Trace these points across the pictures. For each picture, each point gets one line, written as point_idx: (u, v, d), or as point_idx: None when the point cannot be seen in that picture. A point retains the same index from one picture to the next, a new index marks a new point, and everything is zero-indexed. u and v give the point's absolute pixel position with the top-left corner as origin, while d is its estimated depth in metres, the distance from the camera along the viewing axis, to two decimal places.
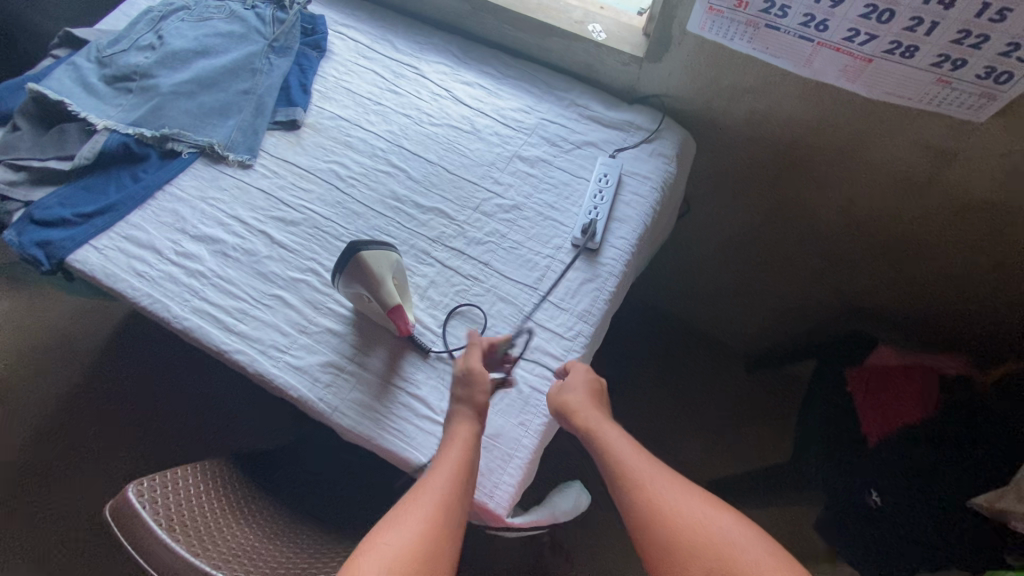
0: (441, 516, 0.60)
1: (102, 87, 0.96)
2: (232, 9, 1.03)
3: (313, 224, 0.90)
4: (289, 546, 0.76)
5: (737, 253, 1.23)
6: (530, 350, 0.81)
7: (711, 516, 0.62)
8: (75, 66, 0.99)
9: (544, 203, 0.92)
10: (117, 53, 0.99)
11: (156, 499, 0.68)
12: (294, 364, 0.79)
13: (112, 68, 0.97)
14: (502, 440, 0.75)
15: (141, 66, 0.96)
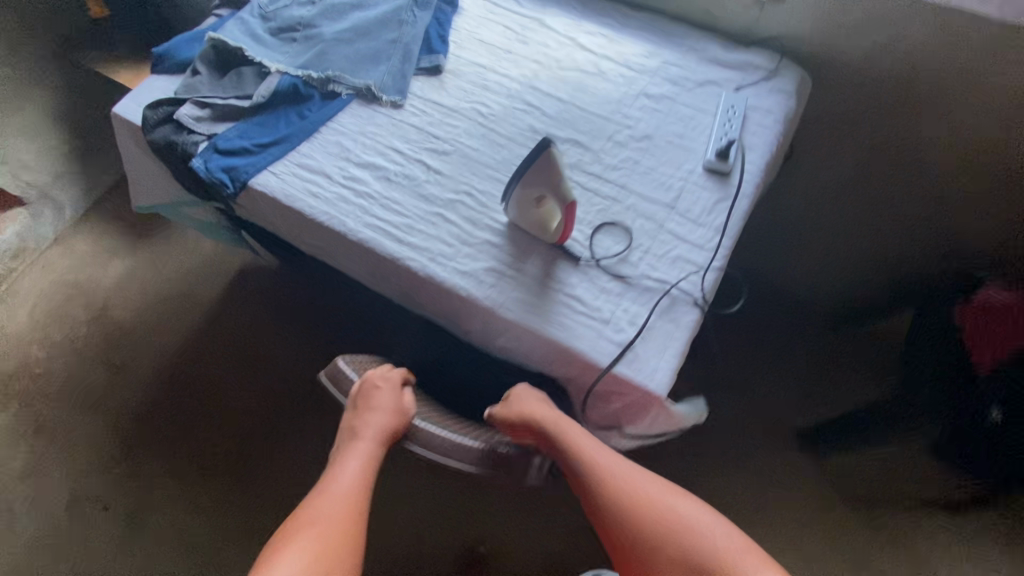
0: (347, 534, 0.79)
1: (269, 37, 1.08)
2: None
3: (462, 154, 0.99)
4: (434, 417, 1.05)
5: None
6: (673, 259, 0.87)
7: (657, 490, 0.84)
8: (242, 21, 1.10)
9: (673, 133, 0.99)
10: (280, 8, 1.10)
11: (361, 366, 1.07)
12: (460, 270, 0.88)
13: (276, 21, 1.09)
14: (656, 334, 0.81)
15: (305, 18, 1.08)
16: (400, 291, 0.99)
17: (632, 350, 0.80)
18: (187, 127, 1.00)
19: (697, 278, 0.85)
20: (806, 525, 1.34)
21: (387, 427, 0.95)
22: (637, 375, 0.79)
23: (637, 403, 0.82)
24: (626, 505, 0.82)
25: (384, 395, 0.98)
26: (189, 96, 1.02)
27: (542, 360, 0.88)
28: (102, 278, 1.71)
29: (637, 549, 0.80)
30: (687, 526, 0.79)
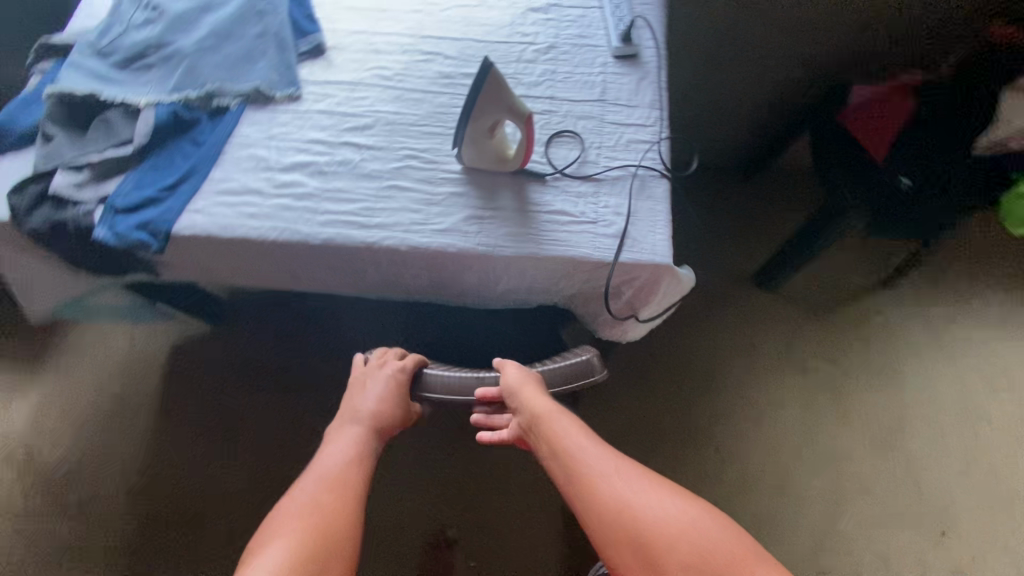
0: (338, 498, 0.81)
1: (118, 72, 0.95)
2: None
3: (386, 122, 0.95)
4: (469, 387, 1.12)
5: None
6: (627, 144, 0.91)
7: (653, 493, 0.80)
8: (76, 64, 0.96)
9: (574, 35, 1.01)
10: (116, 38, 0.98)
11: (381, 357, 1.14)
12: (439, 229, 0.85)
13: (119, 53, 0.96)
14: (641, 213, 0.86)
15: (153, 39, 0.97)
16: (381, 279, 0.95)
17: (628, 235, 0.84)
18: (70, 198, 0.87)
19: (653, 152, 0.90)
20: (791, 348, 1.54)
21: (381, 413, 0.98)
22: (642, 254, 0.83)
23: (648, 281, 0.87)
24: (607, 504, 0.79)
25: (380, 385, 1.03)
26: (58, 164, 0.88)
27: (550, 281, 0.90)
28: (9, 426, 1.46)
29: (624, 550, 0.76)
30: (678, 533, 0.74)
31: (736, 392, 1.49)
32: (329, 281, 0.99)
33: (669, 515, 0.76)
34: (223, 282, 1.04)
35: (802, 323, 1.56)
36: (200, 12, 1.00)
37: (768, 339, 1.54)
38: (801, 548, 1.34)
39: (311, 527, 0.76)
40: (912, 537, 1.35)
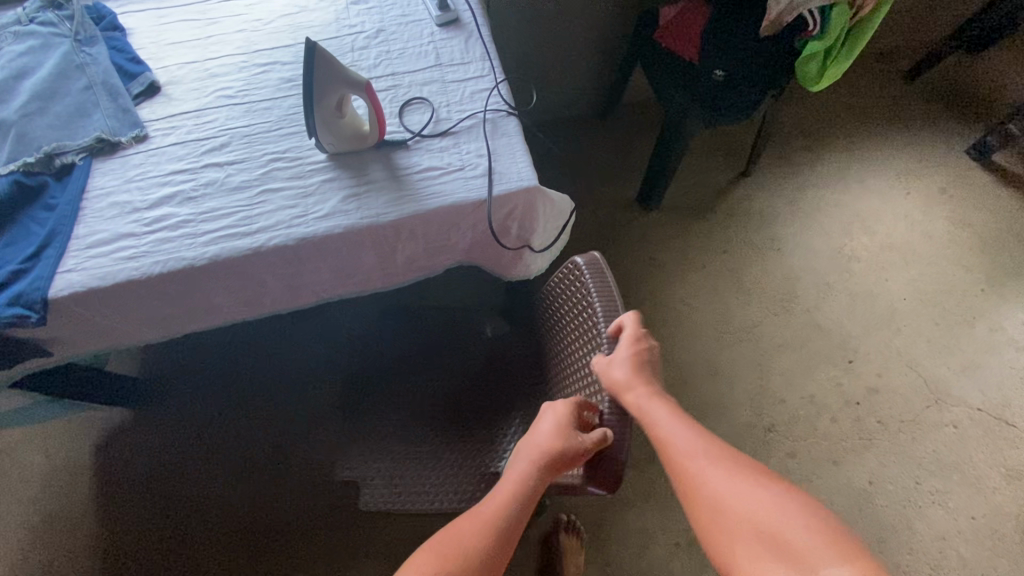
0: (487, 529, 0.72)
1: None
2: (14, 31, 1.01)
3: (241, 136, 0.97)
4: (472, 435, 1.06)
5: (540, 15, 1.53)
6: (471, 95, 0.99)
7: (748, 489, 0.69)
8: None
9: (398, 16, 1.08)
10: None
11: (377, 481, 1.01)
12: (321, 215, 0.89)
13: None
14: (499, 149, 0.94)
15: None
16: (284, 284, 0.98)
17: (493, 169, 0.92)
18: None
19: (496, 96, 0.98)
20: (686, 252, 1.72)
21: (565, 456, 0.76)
22: (509, 182, 0.91)
23: (526, 206, 0.95)
24: (684, 490, 0.73)
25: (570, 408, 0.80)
26: None
27: (440, 235, 0.96)
28: None
29: (721, 545, 0.67)
30: (769, 522, 0.65)
31: (653, 303, 1.64)
32: (235, 304, 1.00)
33: (760, 511, 0.66)
34: (125, 340, 1.01)
35: (689, 228, 1.75)
36: (15, 80, 0.96)
37: (665, 249, 1.72)
38: (745, 414, 1.51)
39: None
40: (827, 373, 1.56)
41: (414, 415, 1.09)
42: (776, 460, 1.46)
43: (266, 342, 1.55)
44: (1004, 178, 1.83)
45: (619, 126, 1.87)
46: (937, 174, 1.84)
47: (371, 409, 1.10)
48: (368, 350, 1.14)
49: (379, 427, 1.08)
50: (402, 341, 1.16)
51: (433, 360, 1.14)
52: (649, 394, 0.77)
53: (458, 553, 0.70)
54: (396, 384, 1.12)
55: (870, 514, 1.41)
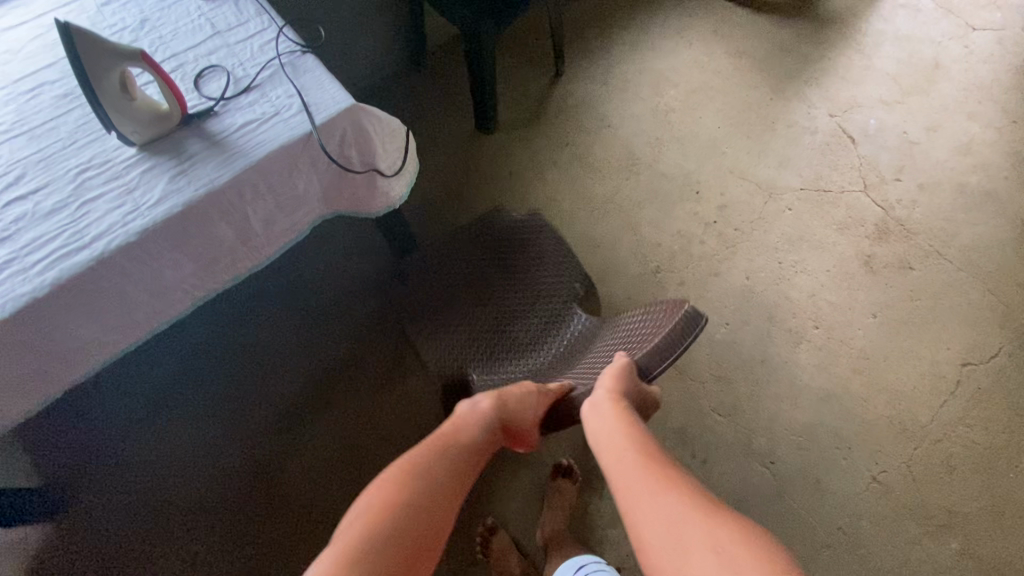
0: (438, 461, 0.92)
1: None
2: None
3: (35, 162, 0.91)
4: (501, 354, 1.31)
5: None
6: (260, 47, 1.00)
7: (699, 517, 0.78)
8: None
9: (157, 2, 1.06)
10: None
11: (425, 309, 1.36)
12: (154, 202, 0.88)
13: None
14: (307, 83, 0.97)
15: None
16: (149, 290, 0.95)
17: (308, 101, 0.95)
18: None
19: (284, 40, 1.01)
20: (536, 155, 1.85)
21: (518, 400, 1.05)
22: (326, 108, 0.94)
23: (354, 128, 0.99)
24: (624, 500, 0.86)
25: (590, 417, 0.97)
26: None
27: (286, 183, 0.98)
28: None
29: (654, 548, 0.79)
30: (691, 531, 0.78)
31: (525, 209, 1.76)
32: (103, 330, 0.95)
33: (684, 519, 0.79)
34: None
35: (531, 133, 1.89)
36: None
37: (517, 159, 1.84)
38: (634, 266, 1.69)
39: (396, 496, 0.83)
40: (684, 207, 1.78)
41: (473, 304, 1.36)
42: (672, 292, 1.66)
43: (169, 389, 1.46)
44: (755, 9, 2.15)
45: (434, 68, 1.96)
46: (707, 21, 2.12)
47: (444, 276, 1.39)
48: (478, 258, 1.41)
49: (440, 290, 1.37)
50: (509, 258, 1.41)
51: (523, 284, 1.37)
52: (620, 417, 0.94)
53: (415, 472, 0.88)
54: (467, 279, 1.39)
55: (756, 301, 1.65)
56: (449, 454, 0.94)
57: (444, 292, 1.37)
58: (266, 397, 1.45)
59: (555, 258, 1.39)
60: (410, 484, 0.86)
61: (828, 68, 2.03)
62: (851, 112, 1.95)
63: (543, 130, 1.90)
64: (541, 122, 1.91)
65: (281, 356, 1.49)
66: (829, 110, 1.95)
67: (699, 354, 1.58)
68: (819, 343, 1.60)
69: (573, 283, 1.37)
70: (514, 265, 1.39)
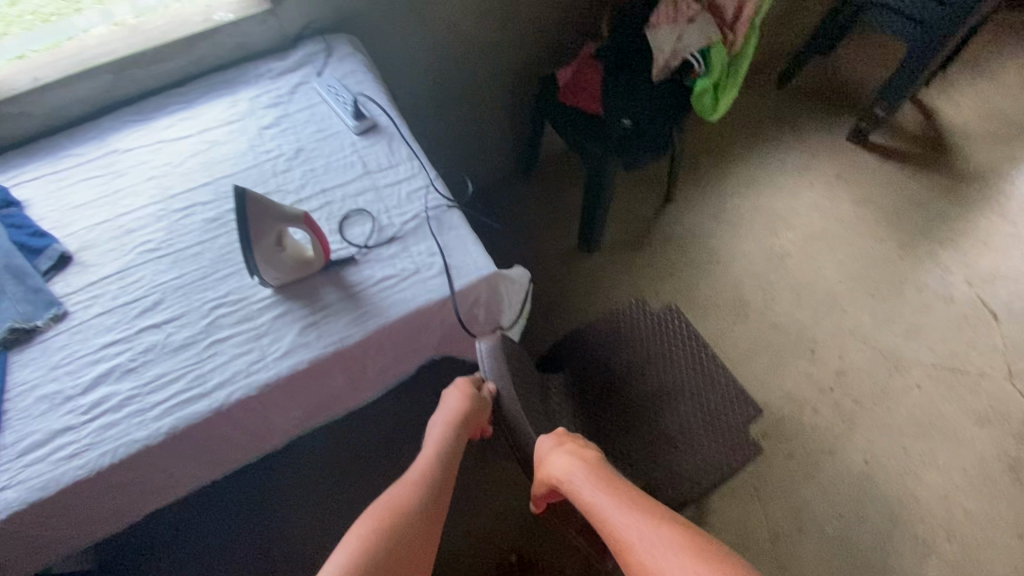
0: (408, 491, 0.88)
1: None
2: None
3: (174, 288, 0.91)
4: (596, 398, 1.17)
5: (446, 96, 1.57)
6: (408, 196, 0.99)
7: (711, 570, 0.70)
8: None
9: (314, 132, 1.08)
10: None
11: (629, 324, 1.25)
12: (281, 353, 0.84)
13: None
14: (450, 244, 0.94)
15: None
16: (253, 433, 0.91)
17: (449, 264, 0.92)
18: None
19: (433, 193, 0.99)
20: (637, 284, 1.77)
21: (476, 409, 1.02)
22: (467, 275, 0.90)
23: (488, 294, 0.94)
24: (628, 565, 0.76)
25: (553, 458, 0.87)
26: None
27: (409, 340, 0.94)
28: None
29: None
30: None
31: None
32: (200, 468, 0.91)
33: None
34: (76, 543, 0.89)
35: (635, 258, 1.82)
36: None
37: (618, 285, 1.76)
38: None
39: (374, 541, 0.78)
40: (796, 365, 1.63)
41: (640, 372, 1.20)
42: (778, 465, 1.48)
43: (234, 486, 1.40)
44: (884, 155, 2.04)
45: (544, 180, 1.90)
46: (831, 162, 2.03)
47: (649, 343, 1.23)
48: (665, 375, 1.21)
49: (643, 339, 1.24)
50: (711, 415, 1.20)
51: (677, 431, 1.16)
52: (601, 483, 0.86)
53: (387, 511, 0.83)
54: (638, 372, 1.20)
55: (875, 492, 1.45)
56: (419, 483, 0.90)
57: (615, 349, 1.21)
58: (328, 513, 1.38)
59: (723, 455, 1.18)
60: (388, 524, 0.81)
61: (966, 230, 1.87)
62: (993, 284, 1.76)
63: (648, 257, 1.82)
64: (646, 249, 1.84)
65: (353, 471, 1.43)
66: (967, 278, 1.77)
67: (805, 548, 1.38)
68: (952, 561, 1.37)
69: (717, 468, 1.17)
70: (708, 423, 1.19)
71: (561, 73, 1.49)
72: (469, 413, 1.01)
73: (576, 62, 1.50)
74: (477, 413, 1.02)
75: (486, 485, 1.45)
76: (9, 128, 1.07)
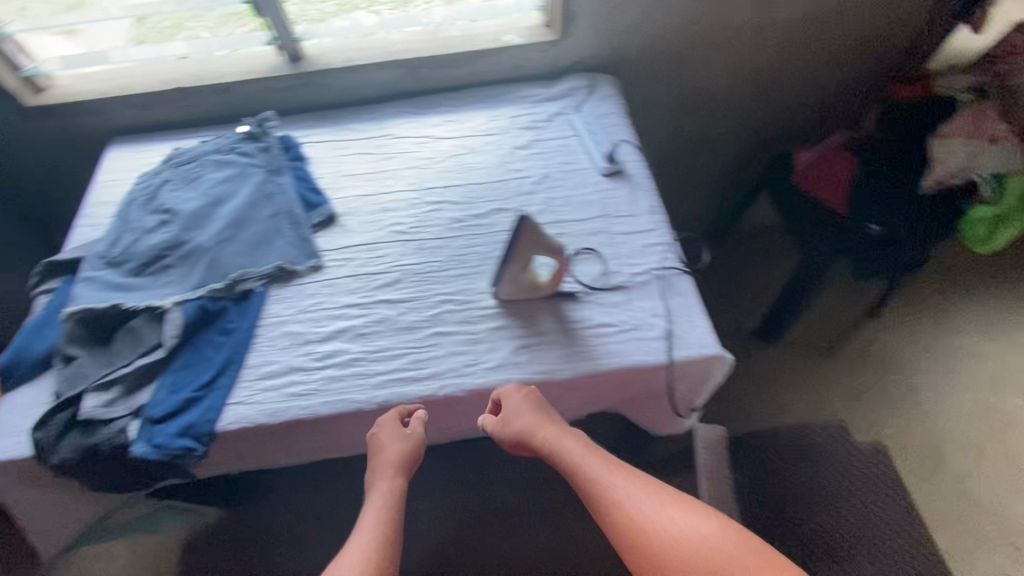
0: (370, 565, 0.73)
1: (135, 279, 0.95)
2: (216, 158, 1.07)
3: (411, 273, 0.99)
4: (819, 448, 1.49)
5: (673, 150, 1.53)
6: (642, 248, 0.98)
7: (707, 523, 0.70)
8: (89, 280, 0.95)
9: (561, 163, 1.13)
10: (129, 245, 0.98)
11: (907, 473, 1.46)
12: (492, 366, 0.87)
13: (134, 259, 0.96)
14: (678, 310, 0.91)
15: (168, 240, 0.97)
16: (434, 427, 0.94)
17: (674, 331, 0.88)
18: (99, 420, 0.83)
19: (668, 254, 0.97)
20: (814, 394, 1.57)
21: (404, 455, 0.83)
22: (692, 349, 0.86)
23: (703, 372, 0.89)
24: (616, 519, 0.74)
25: (513, 412, 0.83)
26: (85, 387, 0.84)
27: (605, 392, 0.92)
28: None
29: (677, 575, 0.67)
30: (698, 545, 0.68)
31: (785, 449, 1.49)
32: None
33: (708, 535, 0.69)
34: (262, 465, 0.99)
35: (815, 367, 1.61)
36: (211, 207, 1.01)
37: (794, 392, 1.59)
38: None
39: None
40: (997, 562, 1.33)
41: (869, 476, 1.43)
42: None
43: None
44: None
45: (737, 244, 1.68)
46: None
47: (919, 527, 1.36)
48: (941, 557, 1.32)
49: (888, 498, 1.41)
50: None
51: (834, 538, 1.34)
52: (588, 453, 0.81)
53: None
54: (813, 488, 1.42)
55: None
56: (373, 554, 0.74)
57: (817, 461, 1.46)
58: None
59: None
60: None
61: None
62: None
63: (835, 373, 1.62)
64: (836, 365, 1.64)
65: None
66: None
67: None
68: None
69: None
70: None
71: (802, 156, 1.40)
72: (409, 457, 0.84)
73: (824, 150, 1.40)
74: (415, 456, 0.85)
75: (623, 570, 1.22)
76: (311, 95, 1.23)
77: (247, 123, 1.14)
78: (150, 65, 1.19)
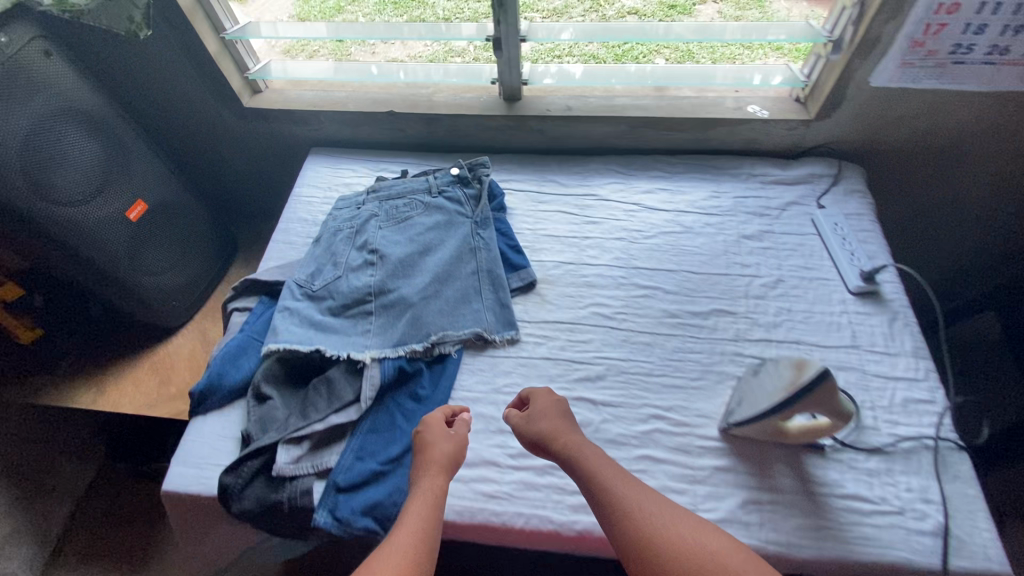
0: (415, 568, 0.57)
1: (334, 320, 0.90)
2: (424, 200, 1.01)
3: (618, 371, 0.87)
4: None
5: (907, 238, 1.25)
6: (903, 405, 0.82)
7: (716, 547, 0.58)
8: (290, 311, 0.91)
9: (799, 268, 0.97)
10: (331, 281, 0.94)
11: None
12: (716, 518, 0.74)
13: (336, 298, 0.92)
14: (954, 501, 0.74)
15: (373, 285, 0.92)
16: None
17: (950, 530, 0.72)
18: (287, 477, 0.78)
19: (939, 418, 0.80)
20: None
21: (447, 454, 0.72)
22: (977, 561, 0.70)
23: None
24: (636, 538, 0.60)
25: (535, 421, 0.75)
26: (278, 437, 0.79)
27: None
28: None
29: None
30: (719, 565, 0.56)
31: None
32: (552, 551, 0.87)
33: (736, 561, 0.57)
34: None
35: None
36: (418, 256, 0.95)
37: None
38: None
39: None
40: None
41: None
42: None
43: None
44: None
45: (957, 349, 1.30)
46: None
47: None
48: None
49: None
50: None
51: None
52: (603, 457, 0.70)
53: None
54: None
55: None
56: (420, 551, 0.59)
57: None
58: None
59: None
60: None
61: None
62: None
63: None
64: None
65: None
66: None
67: None
68: None
69: None
70: None
71: None
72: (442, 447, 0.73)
73: None
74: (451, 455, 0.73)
75: None
76: (516, 136, 1.15)
77: (456, 164, 1.07)
78: (353, 81, 1.13)
